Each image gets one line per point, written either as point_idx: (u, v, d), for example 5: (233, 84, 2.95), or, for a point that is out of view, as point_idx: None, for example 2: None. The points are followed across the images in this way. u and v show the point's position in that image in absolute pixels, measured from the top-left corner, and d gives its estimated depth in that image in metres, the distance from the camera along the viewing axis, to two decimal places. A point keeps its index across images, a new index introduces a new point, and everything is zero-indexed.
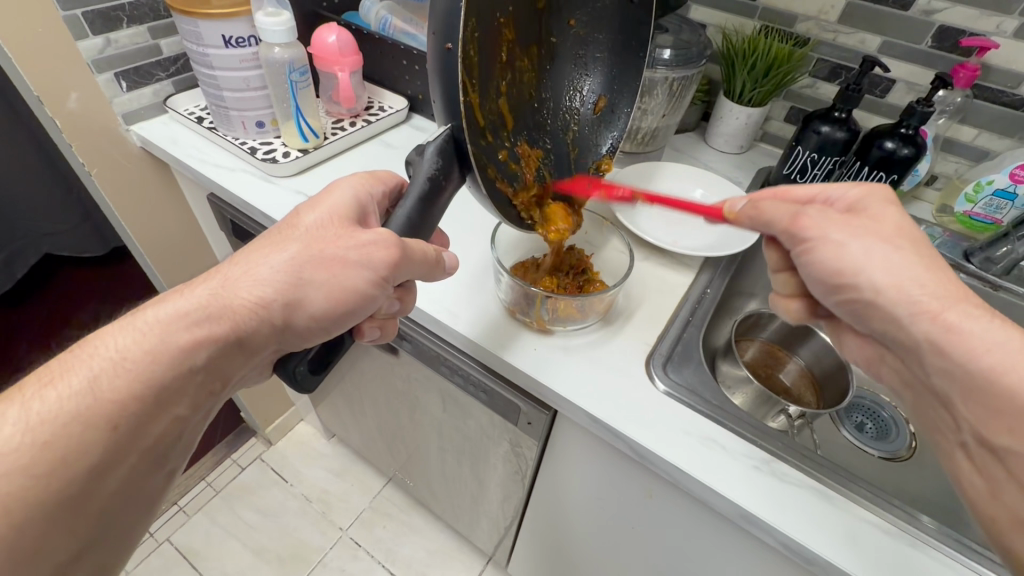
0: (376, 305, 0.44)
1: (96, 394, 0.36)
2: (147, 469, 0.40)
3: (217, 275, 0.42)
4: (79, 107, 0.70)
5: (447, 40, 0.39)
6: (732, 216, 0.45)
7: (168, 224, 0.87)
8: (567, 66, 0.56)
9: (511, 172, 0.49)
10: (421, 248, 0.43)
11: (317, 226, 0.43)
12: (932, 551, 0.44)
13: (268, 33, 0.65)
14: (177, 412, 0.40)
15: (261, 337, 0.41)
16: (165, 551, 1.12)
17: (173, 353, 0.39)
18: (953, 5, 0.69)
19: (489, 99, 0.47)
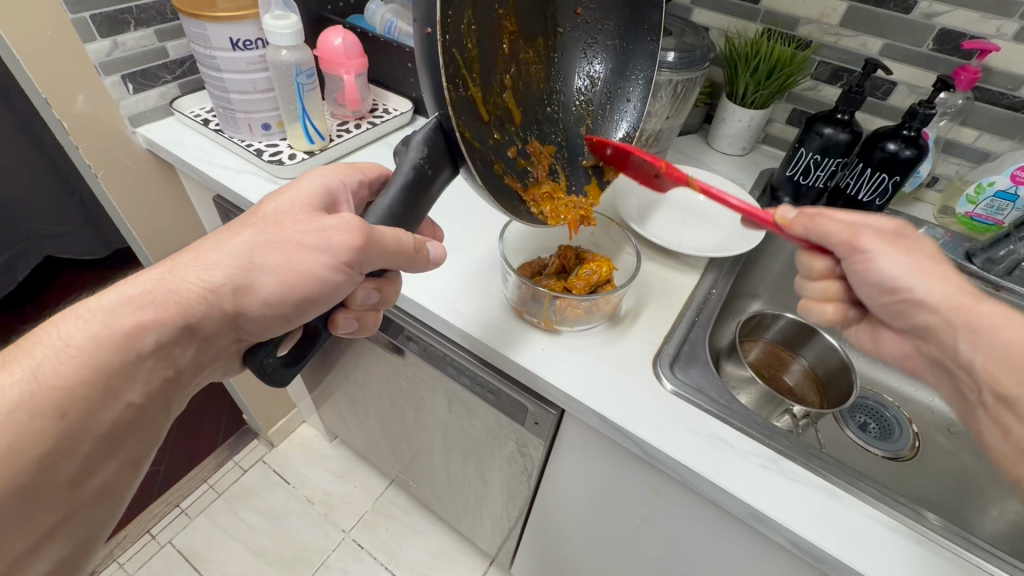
0: (348, 291, 0.44)
1: (40, 381, 0.37)
2: (101, 456, 0.41)
3: (167, 262, 0.43)
4: (87, 109, 0.70)
5: (423, 23, 0.38)
6: (784, 224, 0.46)
7: (172, 226, 0.87)
8: (576, 57, 0.56)
9: (518, 168, 0.51)
10: (394, 237, 0.42)
11: (275, 214, 0.44)
12: (939, 548, 0.44)
13: (276, 36, 0.65)
14: (128, 398, 0.41)
15: (213, 322, 0.43)
16: (166, 554, 1.11)
17: (119, 337, 0.40)
18: (954, 9, 0.70)
19: (491, 93, 0.48)
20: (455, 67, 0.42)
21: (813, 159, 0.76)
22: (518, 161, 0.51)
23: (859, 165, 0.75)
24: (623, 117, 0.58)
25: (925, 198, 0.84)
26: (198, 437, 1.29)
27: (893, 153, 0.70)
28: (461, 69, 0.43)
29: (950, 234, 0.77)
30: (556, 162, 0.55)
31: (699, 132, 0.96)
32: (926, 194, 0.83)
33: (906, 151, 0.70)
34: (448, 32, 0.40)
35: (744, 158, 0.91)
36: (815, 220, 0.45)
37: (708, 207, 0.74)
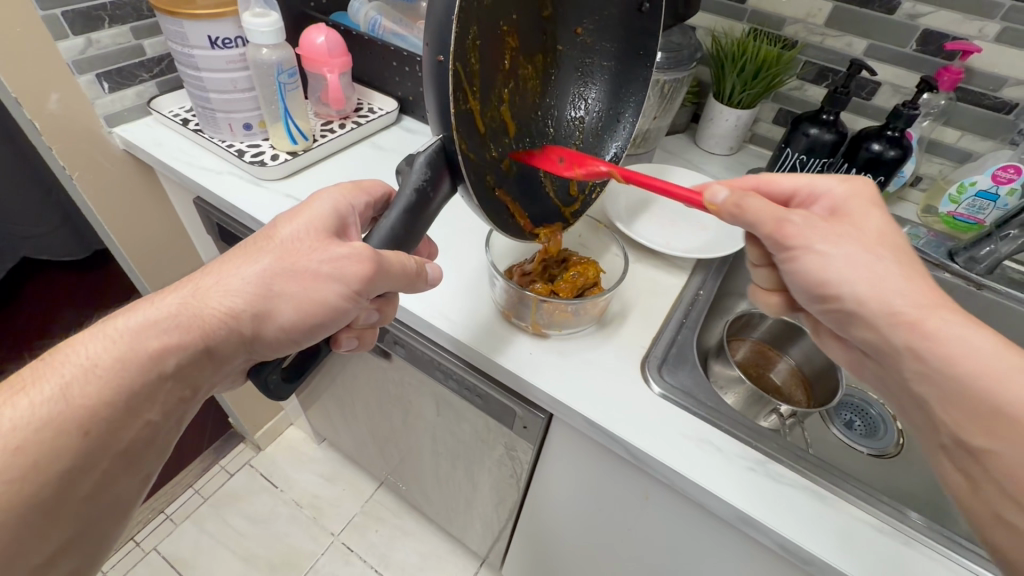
0: (352, 317, 0.43)
1: (68, 399, 0.36)
2: (118, 474, 0.39)
3: (190, 283, 0.42)
4: (61, 109, 0.68)
5: (438, 49, 0.38)
6: (714, 207, 0.43)
7: (153, 228, 0.85)
8: (571, 75, 0.55)
9: (508, 182, 0.49)
10: (399, 262, 0.41)
11: (292, 238, 0.42)
12: (921, 547, 0.45)
13: (256, 35, 0.63)
14: (148, 417, 0.40)
15: (230, 346, 0.42)
16: (152, 561, 1.09)
17: (143, 360, 0.39)
18: (937, 10, 0.70)
19: (490, 106, 0.46)
20: (460, 84, 0.41)
21: (799, 159, 0.76)
22: (509, 177, 0.50)
23: (844, 165, 0.75)
24: (611, 137, 0.61)
25: (909, 197, 0.84)
26: (183, 441, 1.27)
27: (877, 153, 0.71)
28: (462, 83, 0.41)
29: (933, 233, 0.77)
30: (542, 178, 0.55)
31: (686, 132, 0.96)
32: (910, 194, 0.84)
33: (890, 152, 0.70)
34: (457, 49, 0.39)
35: (731, 158, 0.91)
36: (744, 210, 0.42)
37: None
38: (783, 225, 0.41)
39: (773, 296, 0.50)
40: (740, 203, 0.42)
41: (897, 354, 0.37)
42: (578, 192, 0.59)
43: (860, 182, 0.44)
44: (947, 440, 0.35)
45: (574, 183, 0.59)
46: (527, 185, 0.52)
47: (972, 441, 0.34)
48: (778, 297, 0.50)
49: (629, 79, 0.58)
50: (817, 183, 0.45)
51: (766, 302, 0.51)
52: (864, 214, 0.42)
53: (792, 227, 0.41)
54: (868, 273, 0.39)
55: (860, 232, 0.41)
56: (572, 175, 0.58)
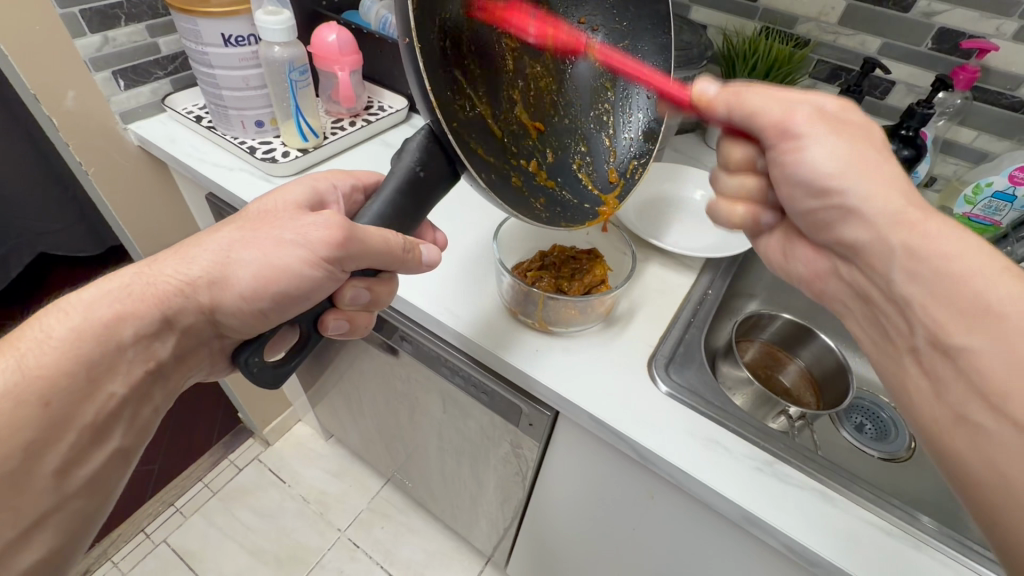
0: (329, 290, 0.42)
1: (23, 370, 0.36)
2: (86, 447, 0.40)
3: (149, 257, 0.43)
4: (77, 106, 0.69)
5: (401, 34, 0.37)
6: (704, 100, 0.42)
7: (165, 224, 0.86)
8: (589, 65, 0.53)
9: (538, 182, 0.49)
10: (380, 236, 0.40)
11: (257, 212, 0.45)
12: (932, 551, 0.44)
13: (268, 32, 0.64)
14: (111, 389, 0.40)
15: (189, 316, 0.42)
16: (161, 553, 1.11)
17: (98, 329, 0.39)
18: (953, 7, 0.69)
19: (501, 109, 0.47)
20: (461, 93, 0.43)
21: None
22: (536, 172, 0.49)
23: None
24: (636, 111, 0.55)
25: (923, 197, 0.83)
26: (194, 435, 1.28)
27: (891, 153, 0.71)
28: (463, 89, 0.43)
29: None
30: (577, 169, 0.53)
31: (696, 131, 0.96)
32: (925, 194, 0.83)
33: (904, 151, 0.71)
34: (436, 54, 0.40)
35: None
36: (742, 100, 0.40)
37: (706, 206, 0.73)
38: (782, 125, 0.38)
39: (739, 205, 0.47)
40: (740, 93, 0.40)
41: (878, 277, 0.35)
42: (619, 177, 0.54)
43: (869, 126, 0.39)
44: (921, 342, 0.33)
45: (614, 168, 0.55)
46: (559, 178, 0.51)
47: (947, 337, 0.31)
48: (744, 207, 0.47)
49: (643, 48, 0.53)
50: (813, 98, 0.40)
51: (729, 213, 0.47)
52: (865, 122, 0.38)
53: (799, 115, 0.38)
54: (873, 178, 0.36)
55: (869, 135, 0.38)
56: (608, 160, 0.55)
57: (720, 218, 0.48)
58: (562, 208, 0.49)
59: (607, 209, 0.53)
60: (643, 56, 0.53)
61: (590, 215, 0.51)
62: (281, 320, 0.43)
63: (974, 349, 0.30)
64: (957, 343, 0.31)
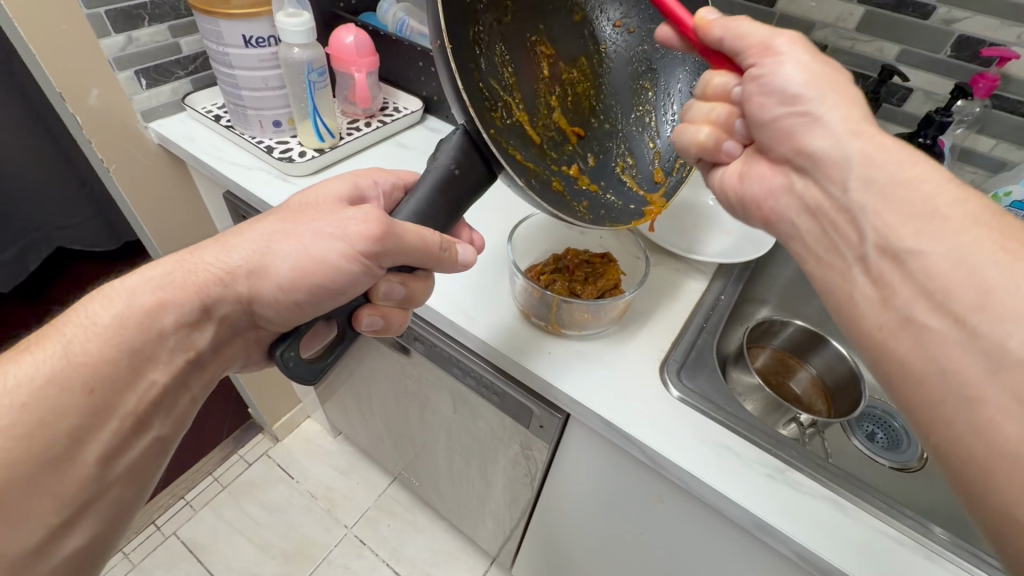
0: (365, 285, 0.43)
1: (70, 357, 0.37)
2: (129, 436, 0.41)
3: (192, 247, 0.44)
4: (100, 104, 0.70)
5: (432, 40, 0.38)
6: (704, 25, 0.40)
7: (182, 221, 0.87)
8: (625, 69, 0.53)
9: (579, 186, 0.48)
10: (416, 233, 0.41)
11: (299, 203, 0.46)
12: (945, 562, 0.44)
13: (288, 34, 0.65)
14: (152, 377, 0.41)
15: (226, 306, 0.43)
16: (171, 546, 1.12)
17: (140, 317, 0.40)
18: (974, 15, 0.69)
19: (538, 114, 0.48)
20: (497, 98, 0.44)
21: None
22: (575, 175, 0.49)
23: None
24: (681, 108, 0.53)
25: None
26: (205, 429, 1.30)
27: None
28: (499, 98, 0.44)
29: None
30: (620, 172, 0.52)
31: None
32: None
33: None
34: (472, 64, 0.41)
35: None
36: (733, 29, 0.38)
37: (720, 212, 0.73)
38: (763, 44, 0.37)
39: (703, 129, 0.42)
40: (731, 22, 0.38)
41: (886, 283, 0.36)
42: (664, 177, 0.53)
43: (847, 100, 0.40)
44: (869, 249, 0.32)
45: (659, 168, 0.53)
46: (603, 181, 0.51)
47: (898, 241, 0.31)
48: (708, 130, 0.42)
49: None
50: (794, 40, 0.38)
51: (693, 133, 0.42)
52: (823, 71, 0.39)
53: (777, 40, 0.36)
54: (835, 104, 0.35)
55: None
56: (652, 160, 0.53)
57: (682, 138, 0.43)
58: (607, 209, 0.49)
59: (653, 208, 0.51)
60: (681, 55, 0.52)
61: (635, 216, 0.50)
62: (316, 313, 0.43)
63: (920, 251, 0.30)
64: (908, 247, 0.30)
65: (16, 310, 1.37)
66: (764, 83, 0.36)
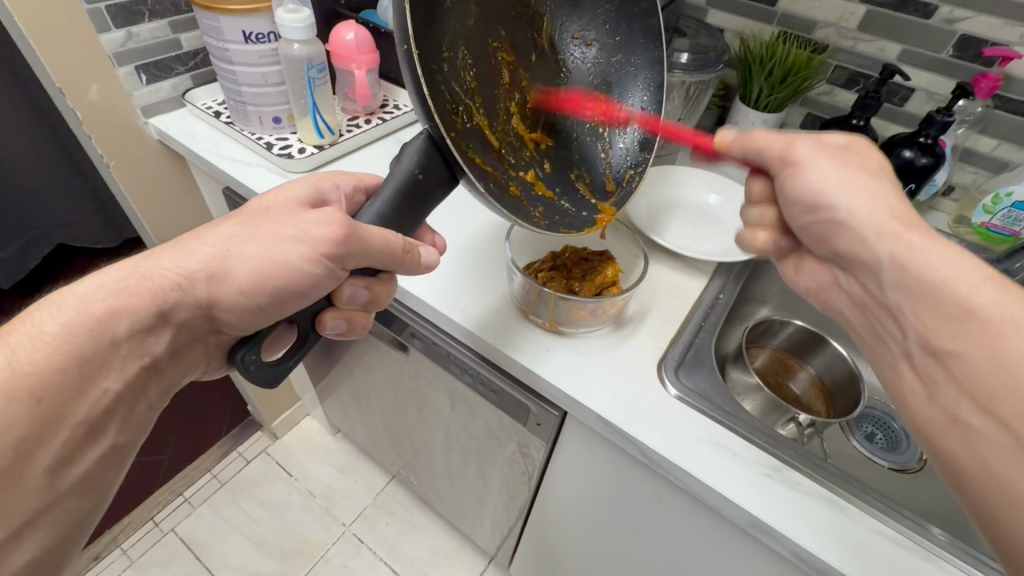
0: (328, 289, 0.42)
1: (14, 366, 0.37)
2: (80, 445, 0.41)
3: (144, 253, 0.43)
4: (100, 99, 0.70)
5: (398, 42, 0.38)
6: (723, 147, 0.47)
7: (181, 216, 0.87)
8: (584, 80, 0.54)
9: (535, 192, 0.48)
10: (381, 236, 0.40)
11: (257, 208, 0.45)
12: (943, 563, 0.44)
13: (287, 30, 0.65)
14: (106, 385, 0.41)
15: (185, 312, 0.43)
16: (169, 542, 1.12)
17: (91, 325, 0.40)
18: (976, 14, 0.68)
19: (498, 118, 0.48)
20: (457, 100, 0.43)
21: None
22: (533, 180, 0.49)
23: None
24: (635, 122, 0.55)
25: (940, 206, 0.82)
26: (204, 426, 1.30)
27: (908, 160, 0.70)
28: (461, 101, 0.43)
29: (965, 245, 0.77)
30: (575, 180, 0.53)
31: (710, 135, 0.95)
32: (942, 203, 0.82)
33: (922, 159, 0.70)
34: (434, 68, 0.41)
35: None
36: (752, 142, 0.45)
37: (720, 211, 0.73)
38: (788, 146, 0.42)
39: (760, 233, 0.49)
40: (748, 136, 0.45)
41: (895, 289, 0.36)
42: (616, 186, 0.54)
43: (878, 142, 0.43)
44: (914, 348, 0.34)
45: (611, 178, 0.54)
46: (558, 188, 0.51)
47: (936, 343, 0.32)
48: (765, 234, 0.49)
49: (634, 62, 0.54)
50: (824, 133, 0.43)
51: (752, 240, 0.50)
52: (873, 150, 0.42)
53: (800, 145, 0.42)
54: (859, 190, 0.38)
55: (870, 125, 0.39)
56: (606, 171, 0.54)
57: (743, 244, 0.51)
58: (560, 216, 0.49)
59: (603, 216, 0.52)
60: (636, 70, 0.54)
61: (588, 223, 0.51)
62: (279, 316, 0.43)
63: (959, 354, 0.31)
64: None
65: (18, 305, 1.37)
66: (790, 190, 0.42)
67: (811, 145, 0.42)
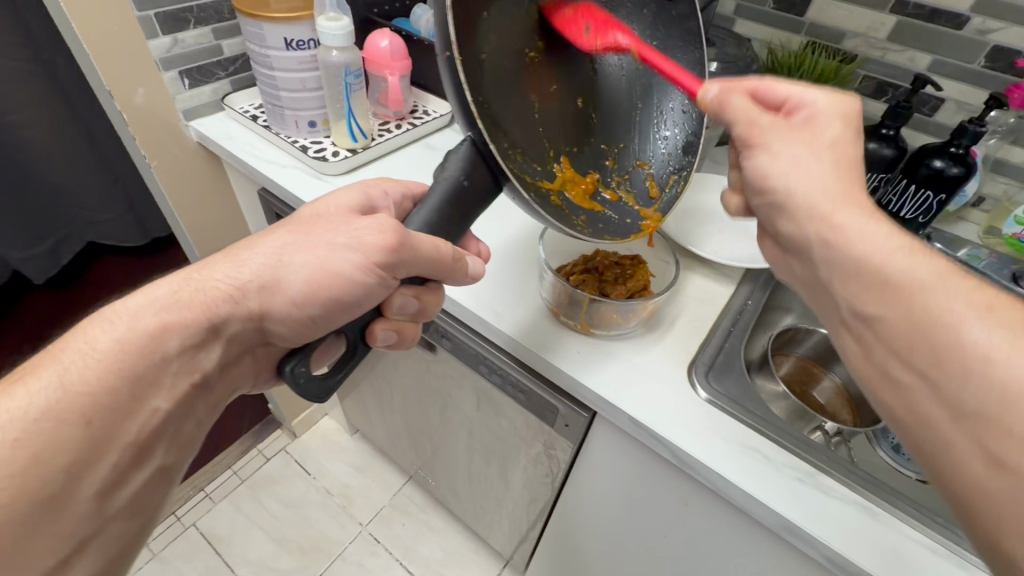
0: (379, 297, 0.44)
1: (65, 387, 0.37)
2: (130, 466, 0.40)
3: (197, 266, 0.45)
4: (146, 102, 0.73)
5: (443, 50, 0.40)
6: (702, 105, 0.43)
7: (214, 218, 0.90)
8: (617, 80, 0.54)
9: (577, 201, 0.49)
10: (429, 242, 0.42)
11: (309, 215, 0.47)
12: (980, 573, 0.43)
13: (329, 37, 0.67)
14: (155, 404, 0.41)
15: (236, 324, 0.44)
16: (190, 535, 1.14)
17: (145, 340, 0.40)
18: (1009, 26, 0.69)
19: (542, 127, 0.48)
20: (497, 112, 0.44)
21: None
22: (572, 184, 0.50)
23: (902, 180, 0.74)
24: (671, 128, 0.56)
25: (970, 217, 0.82)
26: (225, 425, 1.32)
27: (939, 169, 0.69)
28: (501, 110, 0.44)
29: (995, 254, 0.75)
30: (616, 188, 0.53)
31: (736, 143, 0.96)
32: (971, 214, 0.82)
33: (953, 169, 0.69)
34: (480, 72, 0.42)
35: None
36: (725, 108, 0.42)
37: (746, 218, 0.73)
38: (751, 127, 0.40)
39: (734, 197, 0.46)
40: (723, 101, 0.42)
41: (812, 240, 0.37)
42: (658, 193, 0.55)
43: (847, 98, 0.40)
44: None
45: (653, 184, 0.55)
46: (600, 196, 0.52)
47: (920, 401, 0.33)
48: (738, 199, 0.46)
49: (675, 66, 0.55)
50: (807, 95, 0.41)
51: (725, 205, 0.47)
52: (828, 126, 0.39)
53: (761, 129, 0.40)
54: (802, 174, 0.38)
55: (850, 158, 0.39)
56: (645, 178, 0.55)
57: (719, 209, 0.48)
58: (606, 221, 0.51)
59: (648, 223, 0.53)
60: (673, 74, 0.55)
61: (632, 230, 0.52)
62: (328, 328, 0.44)
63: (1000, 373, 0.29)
64: None
65: (50, 300, 1.41)
66: (747, 173, 0.41)
67: (772, 124, 0.40)
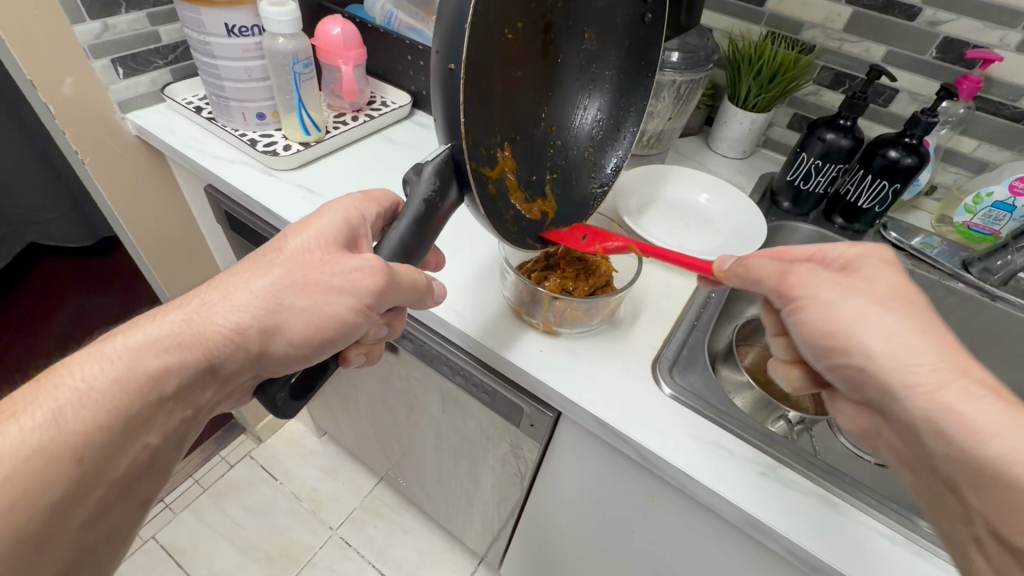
0: (363, 331, 0.42)
1: (61, 425, 0.34)
2: (114, 498, 0.38)
3: (194, 298, 0.41)
4: (74, 93, 0.68)
5: (447, 60, 0.37)
6: (721, 274, 0.47)
7: (159, 215, 0.85)
8: (574, 83, 0.53)
9: (515, 200, 0.47)
10: (410, 276, 0.41)
11: (298, 250, 0.41)
12: (935, 559, 0.44)
13: (273, 23, 0.63)
14: (147, 440, 0.38)
15: (234, 364, 0.41)
16: (150, 550, 1.09)
17: (143, 381, 0.37)
18: (958, 17, 0.70)
19: (499, 122, 0.45)
20: (473, 107, 0.41)
21: (815, 165, 0.75)
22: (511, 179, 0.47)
23: (859, 171, 0.75)
24: (614, 152, 0.60)
25: (923, 206, 0.84)
26: None
27: (894, 160, 0.71)
28: (478, 109, 0.41)
29: (947, 242, 0.77)
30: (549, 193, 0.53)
31: (700, 134, 0.96)
32: (924, 202, 0.84)
33: (906, 159, 0.70)
34: (473, 73, 0.40)
35: (745, 162, 0.90)
36: (748, 271, 0.45)
37: (710, 210, 0.73)
38: (784, 278, 0.43)
39: (794, 369, 0.47)
40: (744, 264, 0.45)
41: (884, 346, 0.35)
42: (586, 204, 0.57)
43: (870, 246, 0.43)
44: None
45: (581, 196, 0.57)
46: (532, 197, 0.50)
47: None
48: (799, 371, 0.47)
49: (629, 91, 0.58)
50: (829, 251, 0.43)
51: (786, 377, 0.48)
52: (875, 270, 0.40)
53: (796, 278, 0.42)
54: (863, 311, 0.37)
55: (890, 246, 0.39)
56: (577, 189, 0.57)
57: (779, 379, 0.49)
58: (534, 226, 0.50)
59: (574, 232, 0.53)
60: (627, 96, 0.59)
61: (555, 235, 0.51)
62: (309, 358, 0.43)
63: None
64: None
65: None
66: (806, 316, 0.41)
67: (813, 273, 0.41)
